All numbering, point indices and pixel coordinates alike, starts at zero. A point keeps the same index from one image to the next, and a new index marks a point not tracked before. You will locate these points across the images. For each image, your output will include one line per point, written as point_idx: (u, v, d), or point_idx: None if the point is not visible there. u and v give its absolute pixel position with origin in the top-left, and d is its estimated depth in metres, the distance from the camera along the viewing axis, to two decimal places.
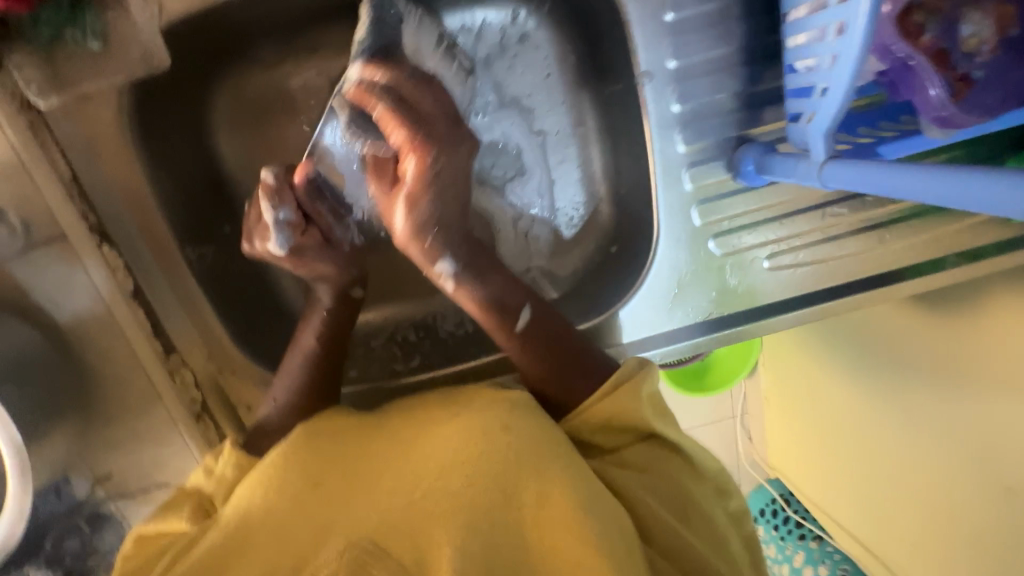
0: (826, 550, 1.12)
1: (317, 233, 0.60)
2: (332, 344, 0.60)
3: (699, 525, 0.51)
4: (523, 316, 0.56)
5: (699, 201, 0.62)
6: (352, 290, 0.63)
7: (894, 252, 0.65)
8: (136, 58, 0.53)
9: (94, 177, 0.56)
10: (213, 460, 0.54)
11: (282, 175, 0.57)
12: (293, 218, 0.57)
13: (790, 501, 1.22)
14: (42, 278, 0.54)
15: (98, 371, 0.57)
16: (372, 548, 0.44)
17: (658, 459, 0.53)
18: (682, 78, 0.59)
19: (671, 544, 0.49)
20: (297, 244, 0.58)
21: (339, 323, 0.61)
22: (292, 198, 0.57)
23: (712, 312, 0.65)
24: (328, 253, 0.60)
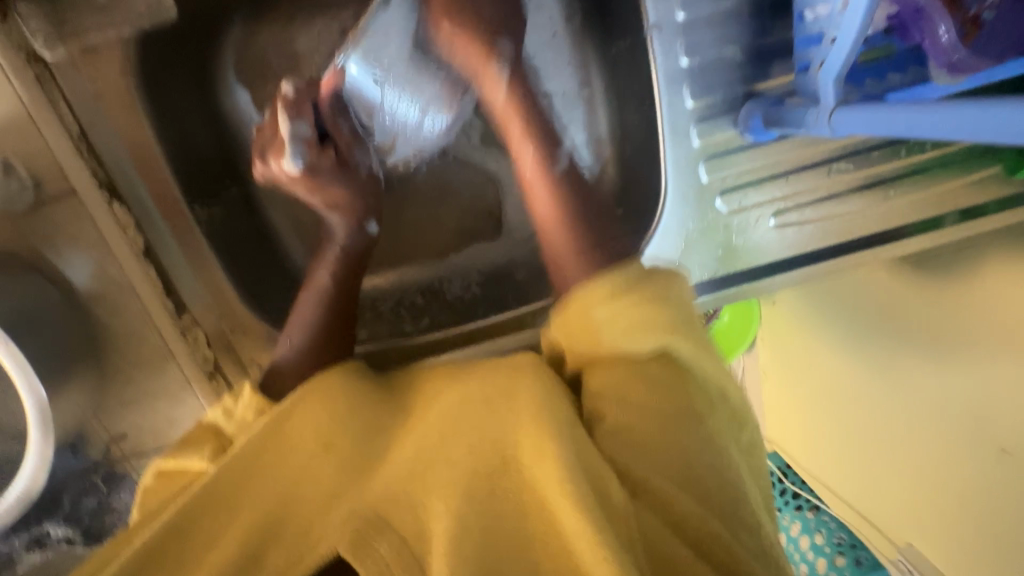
0: (824, 520, 1.12)
1: (332, 153, 0.60)
2: (346, 285, 0.60)
3: (693, 468, 0.46)
4: (560, 161, 0.66)
5: (706, 157, 0.62)
6: (367, 224, 0.63)
7: (898, 209, 0.66)
8: (142, 9, 0.54)
9: (102, 134, 0.55)
10: (233, 401, 0.56)
11: (302, 87, 0.56)
12: (310, 134, 0.57)
13: (788, 473, 1.19)
14: (55, 235, 0.54)
15: (112, 330, 0.58)
16: (375, 518, 0.44)
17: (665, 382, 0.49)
18: (690, 31, 0.58)
19: (657, 486, 0.44)
20: (310, 161, 0.58)
21: (353, 262, 0.62)
22: (311, 112, 0.57)
23: (718, 271, 0.65)
24: (340, 177, 0.60)
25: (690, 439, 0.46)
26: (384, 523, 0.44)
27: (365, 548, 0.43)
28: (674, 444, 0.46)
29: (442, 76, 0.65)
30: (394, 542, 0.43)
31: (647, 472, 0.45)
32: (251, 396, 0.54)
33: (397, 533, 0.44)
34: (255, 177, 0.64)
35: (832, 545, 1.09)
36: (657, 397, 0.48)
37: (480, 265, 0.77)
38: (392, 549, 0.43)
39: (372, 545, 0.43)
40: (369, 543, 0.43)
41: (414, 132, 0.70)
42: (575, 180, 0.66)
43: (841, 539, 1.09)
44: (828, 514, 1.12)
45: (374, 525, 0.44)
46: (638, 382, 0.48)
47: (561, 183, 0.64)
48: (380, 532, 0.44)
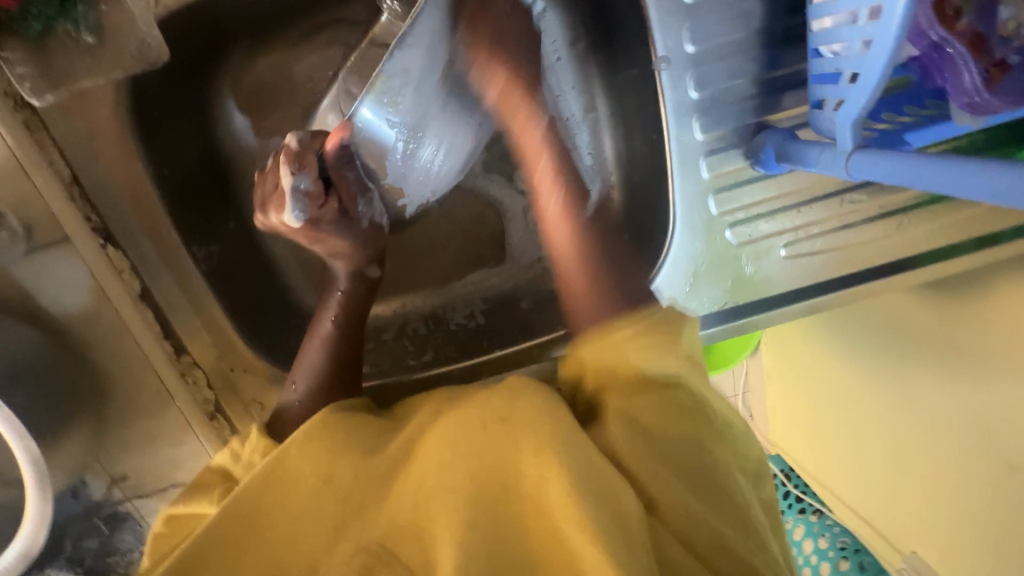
0: (827, 523, 1.15)
1: (336, 204, 0.55)
2: (350, 328, 0.59)
3: (711, 495, 0.46)
4: (589, 206, 0.65)
5: (715, 190, 0.61)
6: (368, 270, 0.61)
7: (911, 238, 0.64)
8: (132, 51, 0.50)
9: (95, 178, 0.54)
10: (239, 443, 0.52)
11: (306, 139, 0.52)
12: (313, 187, 0.53)
13: (790, 476, 1.23)
14: (45, 282, 0.52)
15: (109, 376, 0.56)
16: (381, 552, 0.43)
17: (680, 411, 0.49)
18: (701, 63, 0.56)
19: (684, 519, 0.44)
20: (312, 216, 0.53)
21: (358, 305, 0.60)
22: (315, 163, 0.52)
23: (727, 302, 0.64)
24: (343, 229, 0.56)
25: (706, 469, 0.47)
26: (391, 554, 0.43)
27: None
28: (693, 479, 0.46)
29: (462, 110, 0.61)
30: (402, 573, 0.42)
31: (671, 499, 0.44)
32: (260, 439, 0.52)
33: (405, 565, 0.42)
34: (255, 223, 0.55)
35: (835, 550, 1.11)
36: (654, 409, 0.48)
37: (484, 291, 0.76)
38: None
39: None
40: None
41: (423, 174, 0.61)
42: (602, 224, 0.65)
43: (843, 544, 1.10)
44: (831, 519, 1.14)
45: (378, 557, 0.43)
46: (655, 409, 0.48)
47: (582, 223, 0.62)
48: (384, 563, 0.42)
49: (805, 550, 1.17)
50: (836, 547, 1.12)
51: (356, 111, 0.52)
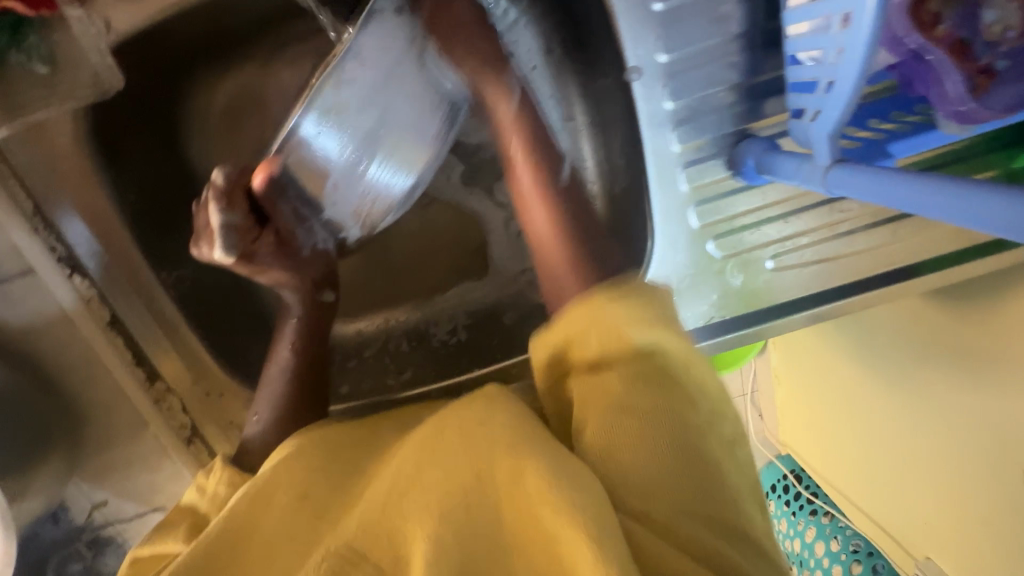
0: (838, 526, 1.10)
1: (272, 236, 0.56)
2: (309, 354, 0.59)
3: (689, 475, 0.39)
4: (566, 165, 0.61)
5: (697, 202, 0.58)
6: (322, 295, 0.62)
7: (908, 247, 0.61)
8: (85, 80, 0.49)
9: (59, 207, 0.53)
10: (205, 477, 0.52)
11: (233, 176, 0.52)
12: (242, 224, 0.53)
13: (801, 478, 1.20)
14: (16, 315, 0.52)
15: (84, 403, 0.57)
16: (350, 553, 0.38)
17: (645, 373, 0.41)
18: (675, 73, 0.54)
19: (654, 510, 0.38)
20: (245, 250, 0.54)
21: (316, 332, 0.61)
22: (243, 201, 0.53)
23: (713, 317, 0.62)
24: (280, 260, 0.57)
25: (678, 431, 0.39)
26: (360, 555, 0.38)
27: None
28: (662, 453, 0.39)
29: (415, 117, 0.55)
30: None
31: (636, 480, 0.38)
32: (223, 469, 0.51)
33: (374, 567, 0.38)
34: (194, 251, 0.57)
35: (847, 552, 1.07)
36: (633, 390, 0.41)
37: (467, 306, 0.75)
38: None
39: None
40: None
41: (370, 198, 0.56)
42: (575, 195, 0.59)
43: (856, 546, 1.06)
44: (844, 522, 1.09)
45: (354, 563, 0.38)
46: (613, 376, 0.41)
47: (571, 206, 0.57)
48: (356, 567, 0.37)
49: (817, 554, 1.14)
50: (848, 550, 1.07)
51: (296, 124, 0.46)
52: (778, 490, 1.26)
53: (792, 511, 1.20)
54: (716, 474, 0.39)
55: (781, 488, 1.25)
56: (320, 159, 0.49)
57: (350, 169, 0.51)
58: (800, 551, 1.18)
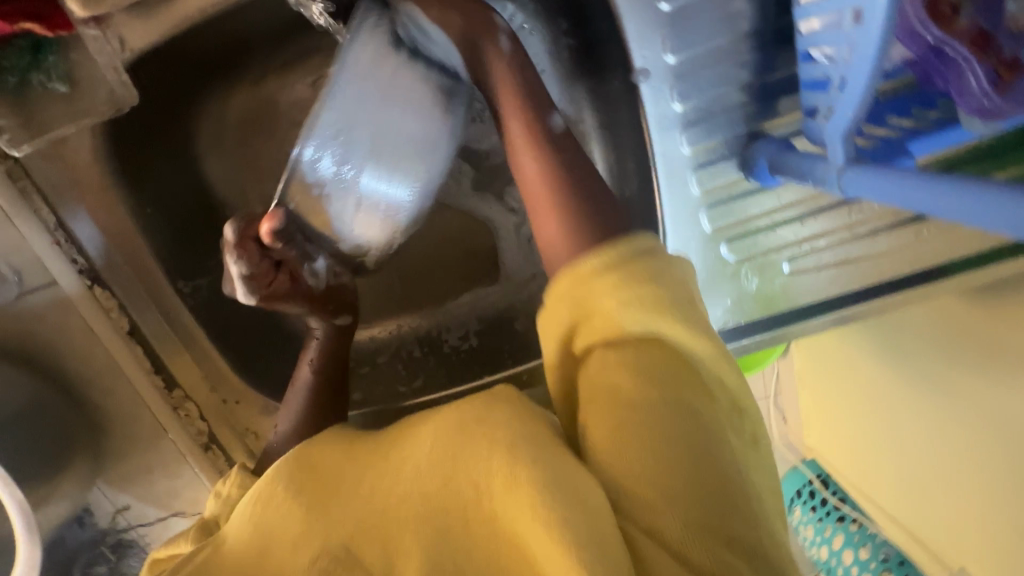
0: (870, 533, 1.04)
1: (286, 275, 0.55)
2: (328, 375, 0.59)
3: (707, 478, 0.38)
4: (557, 114, 0.50)
5: (708, 206, 0.57)
6: (339, 319, 0.61)
7: (933, 248, 0.59)
8: (103, 97, 0.50)
9: (80, 222, 0.55)
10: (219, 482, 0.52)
11: (242, 227, 0.52)
12: (255, 271, 0.53)
13: (829, 482, 1.13)
14: (41, 326, 0.54)
15: (105, 410, 0.58)
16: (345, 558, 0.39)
17: (650, 369, 0.40)
18: (683, 73, 0.52)
19: (665, 524, 0.37)
20: (264, 296, 0.55)
21: (335, 358, 0.60)
22: (254, 249, 0.52)
23: (726, 323, 0.61)
24: (296, 299, 0.56)
25: (686, 420, 0.39)
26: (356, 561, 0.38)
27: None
28: (669, 453, 0.38)
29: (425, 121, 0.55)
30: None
31: (642, 483, 0.38)
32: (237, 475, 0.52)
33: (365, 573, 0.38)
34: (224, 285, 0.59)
35: (878, 561, 1.01)
36: (634, 371, 0.40)
37: (478, 312, 0.75)
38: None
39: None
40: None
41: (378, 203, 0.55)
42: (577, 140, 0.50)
43: (887, 555, 1.00)
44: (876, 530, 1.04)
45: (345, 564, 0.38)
46: (617, 373, 0.40)
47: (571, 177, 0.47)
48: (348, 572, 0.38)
49: (846, 562, 1.07)
50: (880, 559, 1.01)
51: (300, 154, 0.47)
52: (802, 495, 1.16)
53: (818, 516, 1.12)
54: (733, 476, 0.38)
55: (804, 492, 1.16)
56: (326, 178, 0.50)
57: (348, 176, 0.51)
58: (828, 561, 1.10)
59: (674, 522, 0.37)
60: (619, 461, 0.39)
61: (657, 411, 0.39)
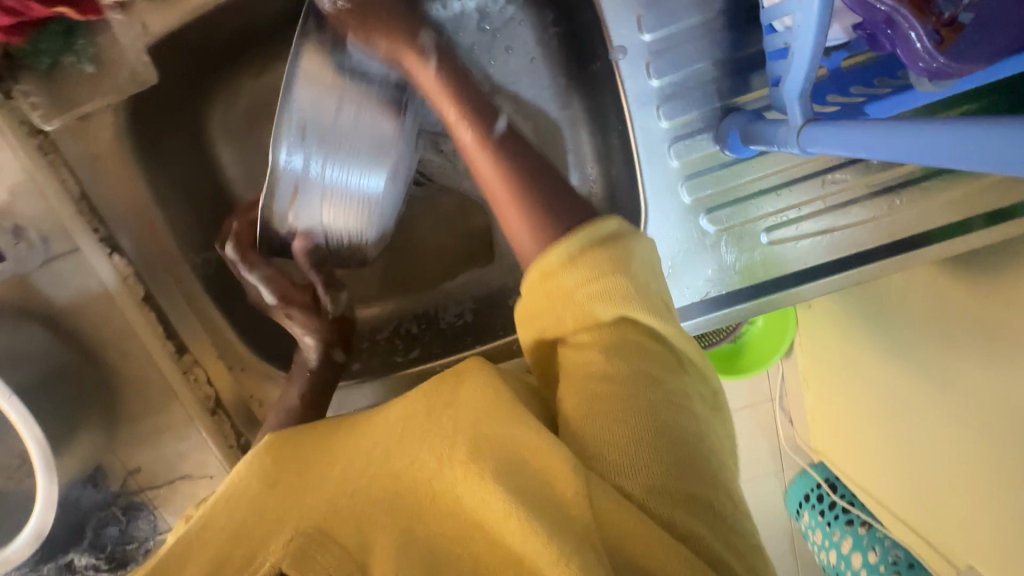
0: (877, 536, 1.06)
1: (303, 297, 0.65)
2: (317, 406, 0.62)
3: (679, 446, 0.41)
4: (500, 121, 0.55)
5: (687, 177, 0.60)
6: (335, 353, 0.66)
7: (908, 217, 0.61)
8: (126, 78, 0.55)
9: (101, 194, 0.60)
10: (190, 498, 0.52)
11: (245, 247, 0.62)
12: (266, 284, 0.63)
13: (835, 487, 1.13)
14: (64, 290, 0.58)
15: (119, 373, 0.62)
16: (319, 534, 0.39)
17: (622, 345, 0.43)
18: (659, 51, 0.56)
19: (630, 484, 0.39)
20: (279, 298, 0.63)
21: (324, 383, 0.64)
22: (261, 265, 0.62)
23: (709, 292, 0.63)
24: (305, 320, 0.64)
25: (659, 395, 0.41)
26: (330, 538, 0.39)
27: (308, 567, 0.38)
28: (645, 422, 0.40)
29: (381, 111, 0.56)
30: (338, 557, 0.38)
31: (610, 449, 0.39)
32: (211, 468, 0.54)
33: (341, 547, 0.39)
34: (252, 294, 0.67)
35: (887, 565, 1.02)
36: (609, 351, 0.43)
37: (473, 291, 0.77)
38: (334, 562, 0.38)
39: (315, 559, 0.38)
40: (311, 561, 0.38)
41: (348, 198, 0.59)
42: (519, 143, 0.54)
43: (896, 557, 1.01)
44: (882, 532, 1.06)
45: (320, 540, 0.39)
46: (593, 353, 0.43)
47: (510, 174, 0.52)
48: (322, 546, 0.39)
49: (855, 566, 1.07)
50: (888, 562, 1.02)
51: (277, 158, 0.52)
52: (810, 500, 1.15)
53: (825, 522, 1.12)
54: (694, 445, 0.41)
55: (811, 496, 1.15)
56: (300, 179, 0.55)
57: (318, 177, 0.55)
58: (836, 564, 1.11)
59: (639, 485, 0.39)
60: (591, 426, 0.40)
61: (626, 384, 0.41)
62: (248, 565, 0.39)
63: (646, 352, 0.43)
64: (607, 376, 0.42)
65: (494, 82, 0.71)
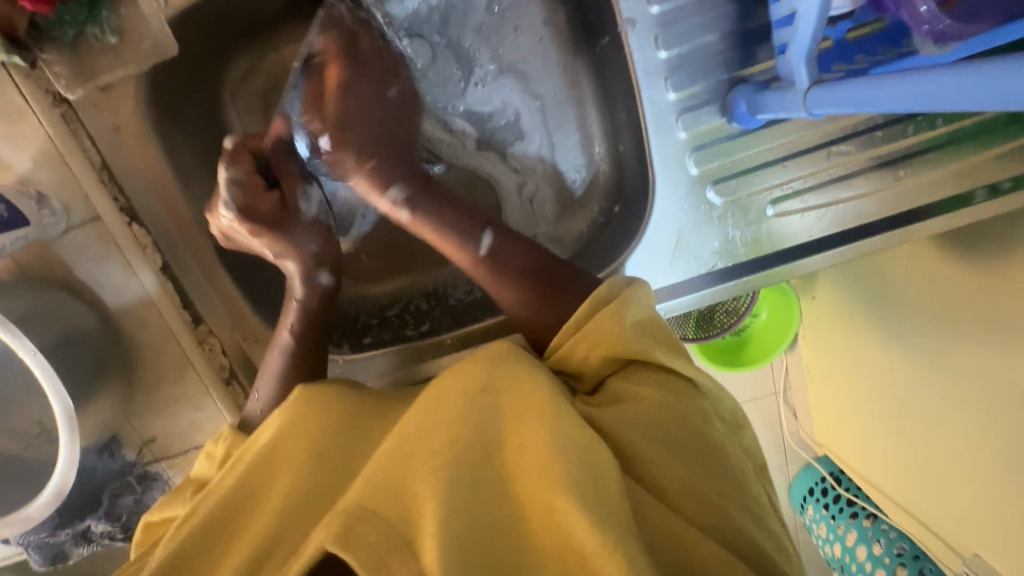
0: (882, 528, 1.04)
1: (276, 195, 0.60)
2: (309, 342, 0.62)
3: (709, 459, 0.45)
4: (484, 243, 0.58)
5: (694, 148, 0.61)
6: (320, 276, 0.63)
7: (912, 190, 0.62)
8: (147, 48, 0.57)
9: (121, 164, 0.61)
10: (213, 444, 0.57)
11: (240, 140, 0.58)
12: (244, 179, 0.57)
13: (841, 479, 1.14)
14: (85, 257, 0.60)
15: (136, 341, 0.63)
16: (357, 511, 0.38)
17: (650, 379, 0.48)
18: (666, 23, 0.58)
19: (669, 486, 0.43)
20: (247, 205, 0.57)
21: (312, 312, 0.63)
22: (247, 158, 0.58)
23: (716, 264, 0.64)
24: (281, 223, 0.59)
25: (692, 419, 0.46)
26: (371, 514, 0.38)
27: (353, 542, 0.37)
28: (677, 441, 0.45)
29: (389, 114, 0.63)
30: (383, 534, 0.38)
31: (658, 469, 0.44)
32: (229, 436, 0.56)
33: (385, 520, 0.38)
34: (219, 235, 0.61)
35: (892, 556, 1.01)
36: (641, 383, 0.48)
37: None
38: (380, 536, 0.38)
39: (358, 537, 0.37)
40: (355, 537, 0.37)
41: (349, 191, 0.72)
42: (507, 243, 0.59)
43: (901, 550, 1.00)
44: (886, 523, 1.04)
45: (361, 517, 0.38)
46: (631, 386, 0.48)
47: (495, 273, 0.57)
48: (365, 521, 0.38)
49: (858, 558, 1.06)
50: (892, 553, 1.01)
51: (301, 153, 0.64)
52: (814, 494, 1.17)
53: (830, 515, 1.13)
54: (720, 455, 0.46)
55: (816, 490, 1.17)
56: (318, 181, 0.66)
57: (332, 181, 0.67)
58: (841, 557, 1.10)
59: (674, 485, 0.43)
60: (637, 444, 0.45)
61: (663, 408, 0.46)
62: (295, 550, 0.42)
63: (668, 382, 0.48)
64: (642, 397, 0.47)
65: (503, 60, 0.72)
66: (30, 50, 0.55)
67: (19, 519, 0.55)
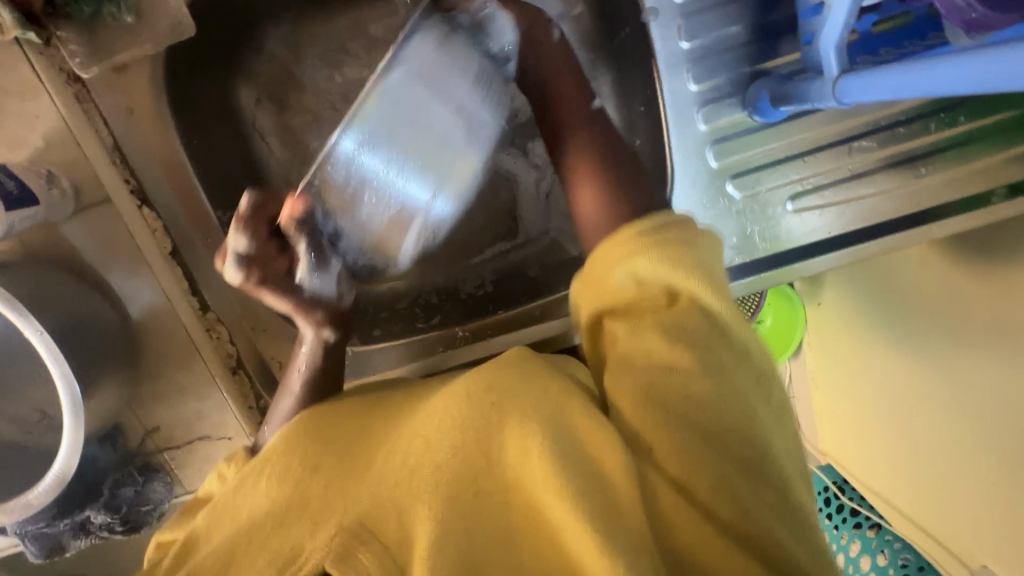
0: (886, 539, 0.99)
1: (290, 259, 0.53)
2: (321, 390, 0.58)
3: (753, 468, 0.42)
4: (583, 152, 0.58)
5: (713, 141, 0.61)
6: (326, 331, 0.58)
7: (932, 187, 0.61)
8: (168, 26, 0.57)
9: (132, 146, 0.61)
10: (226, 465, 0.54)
11: (261, 206, 0.50)
12: (257, 250, 0.51)
13: (844, 488, 1.08)
14: (91, 236, 0.58)
15: (143, 326, 0.62)
16: (363, 528, 0.39)
17: (685, 328, 0.45)
18: (689, 13, 0.59)
19: (707, 496, 0.41)
20: (255, 276, 0.52)
21: (325, 363, 0.59)
22: (264, 233, 0.51)
23: (734, 258, 0.62)
24: (291, 293, 0.54)
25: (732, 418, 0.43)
26: (370, 533, 0.39)
27: (350, 563, 0.38)
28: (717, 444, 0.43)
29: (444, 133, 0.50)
30: (381, 555, 0.38)
31: (691, 471, 0.42)
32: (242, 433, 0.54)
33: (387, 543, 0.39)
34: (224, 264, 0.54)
35: (897, 567, 0.96)
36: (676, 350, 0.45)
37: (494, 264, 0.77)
38: (377, 563, 0.38)
39: (356, 558, 0.38)
40: (353, 557, 0.38)
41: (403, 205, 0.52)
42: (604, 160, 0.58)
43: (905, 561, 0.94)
44: (892, 534, 0.98)
45: (360, 538, 0.39)
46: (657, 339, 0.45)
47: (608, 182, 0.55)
48: (363, 544, 0.39)
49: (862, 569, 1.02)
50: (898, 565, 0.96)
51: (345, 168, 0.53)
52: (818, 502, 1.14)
53: (834, 523, 1.09)
54: (767, 459, 0.43)
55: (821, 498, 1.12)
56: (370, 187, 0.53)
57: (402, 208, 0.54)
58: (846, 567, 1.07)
59: (708, 488, 0.41)
60: (666, 451, 0.42)
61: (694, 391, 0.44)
62: (289, 566, 0.39)
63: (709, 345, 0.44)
64: (696, 401, 0.43)
65: None
66: (44, 27, 0.55)
67: (17, 506, 0.53)
